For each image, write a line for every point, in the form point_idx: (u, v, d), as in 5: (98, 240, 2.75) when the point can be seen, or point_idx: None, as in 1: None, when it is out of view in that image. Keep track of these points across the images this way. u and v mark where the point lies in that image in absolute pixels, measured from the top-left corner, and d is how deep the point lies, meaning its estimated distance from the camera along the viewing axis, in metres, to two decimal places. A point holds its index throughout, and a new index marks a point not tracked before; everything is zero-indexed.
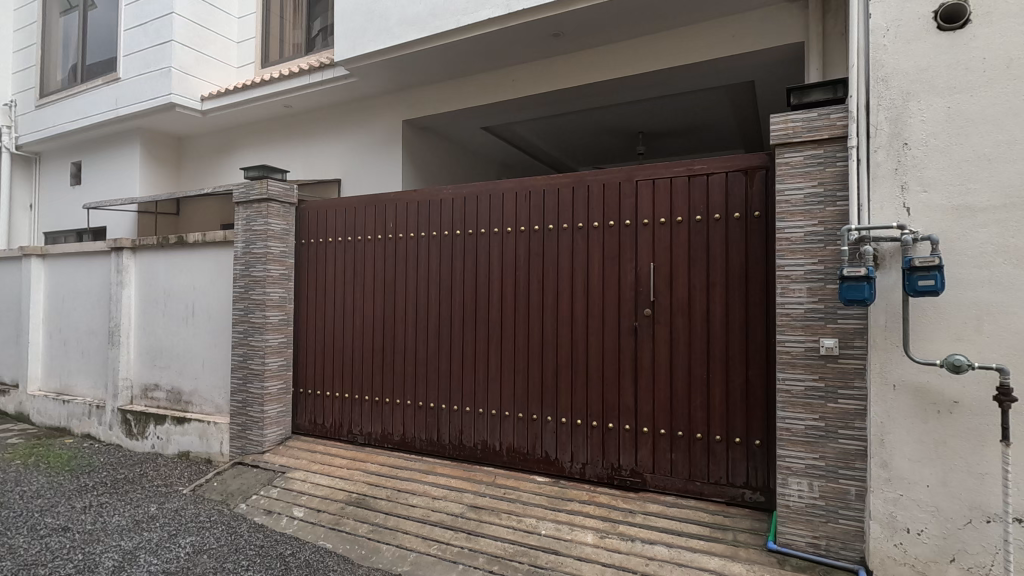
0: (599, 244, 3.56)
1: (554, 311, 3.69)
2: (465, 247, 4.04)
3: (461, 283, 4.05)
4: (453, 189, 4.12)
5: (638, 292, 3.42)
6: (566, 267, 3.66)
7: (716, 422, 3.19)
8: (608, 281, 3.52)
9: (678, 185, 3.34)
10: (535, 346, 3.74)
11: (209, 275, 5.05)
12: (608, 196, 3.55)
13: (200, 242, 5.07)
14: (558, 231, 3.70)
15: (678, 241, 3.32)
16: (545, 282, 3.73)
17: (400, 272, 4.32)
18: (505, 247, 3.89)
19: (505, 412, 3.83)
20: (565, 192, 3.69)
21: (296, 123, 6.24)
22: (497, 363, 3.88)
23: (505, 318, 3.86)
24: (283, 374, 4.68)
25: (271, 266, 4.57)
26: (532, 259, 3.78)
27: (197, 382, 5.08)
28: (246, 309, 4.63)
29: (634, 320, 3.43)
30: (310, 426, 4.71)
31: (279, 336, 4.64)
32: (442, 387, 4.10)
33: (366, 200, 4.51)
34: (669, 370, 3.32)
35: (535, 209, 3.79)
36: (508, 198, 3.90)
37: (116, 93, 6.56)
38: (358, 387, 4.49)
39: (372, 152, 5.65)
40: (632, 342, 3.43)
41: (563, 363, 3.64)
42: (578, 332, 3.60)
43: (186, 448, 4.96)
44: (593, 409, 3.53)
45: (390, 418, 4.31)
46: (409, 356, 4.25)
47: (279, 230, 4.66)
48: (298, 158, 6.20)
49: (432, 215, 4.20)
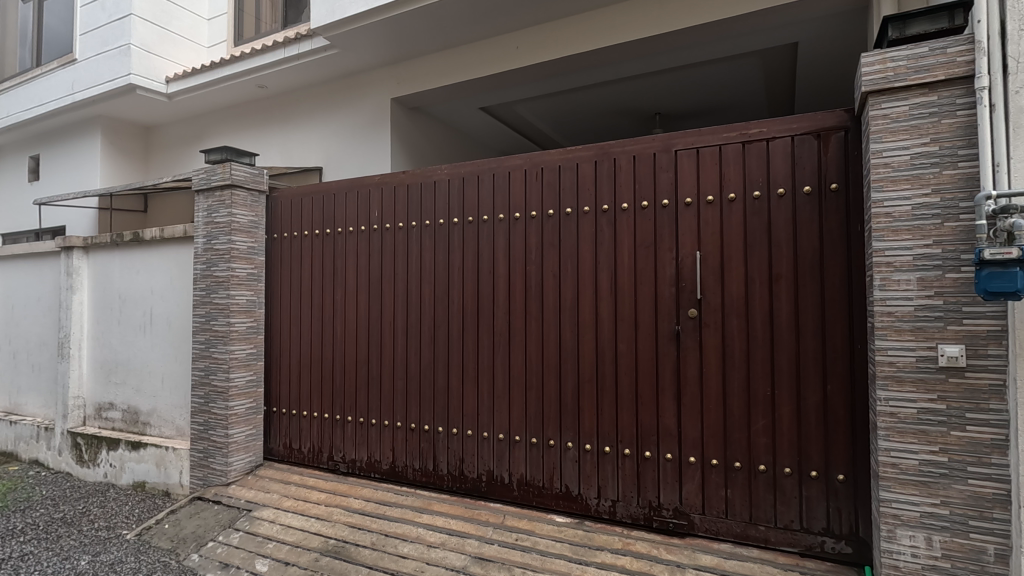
0: (630, 229, 2.89)
1: (575, 312, 3.02)
2: (464, 239, 3.38)
3: (459, 280, 3.38)
4: (449, 168, 3.46)
5: (681, 288, 2.75)
6: (589, 258, 2.99)
7: (785, 451, 2.52)
8: (642, 275, 2.85)
9: (729, 155, 2.68)
10: (551, 356, 3.07)
11: (168, 276, 4.36)
12: (640, 171, 2.88)
13: (158, 239, 4.39)
14: (578, 214, 3.03)
15: (731, 224, 2.66)
16: (562, 278, 3.06)
17: (388, 269, 3.64)
18: (512, 236, 3.22)
19: (515, 436, 3.15)
20: (587, 168, 3.02)
21: (272, 107, 5.57)
22: (505, 378, 3.20)
23: (513, 323, 3.19)
24: (251, 392, 3.98)
25: (236, 264, 3.89)
26: (546, 250, 3.11)
27: (156, 400, 4.40)
28: (207, 316, 3.95)
29: (676, 323, 2.76)
30: (284, 451, 4.02)
31: (247, 347, 3.95)
32: (439, 405, 3.42)
33: (348, 184, 3.84)
34: (722, 386, 2.65)
35: (549, 189, 3.13)
36: (516, 177, 3.23)
37: (72, 76, 5.88)
38: (339, 405, 3.81)
39: (357, 135, 4.98)
40: (674, 351, 2.76)
41: (586, 377, 2.97)
42: (605, 337, 2.93)
43: (141, 478, 4.26)
44: (626, 434, 2.86)
45: (377, 442, 3.63)
46: (398, 368, 3.57)
47: (246, 223, 3.98)
48: (275, 145, 5.53)
49: (425, 201, 3.52)
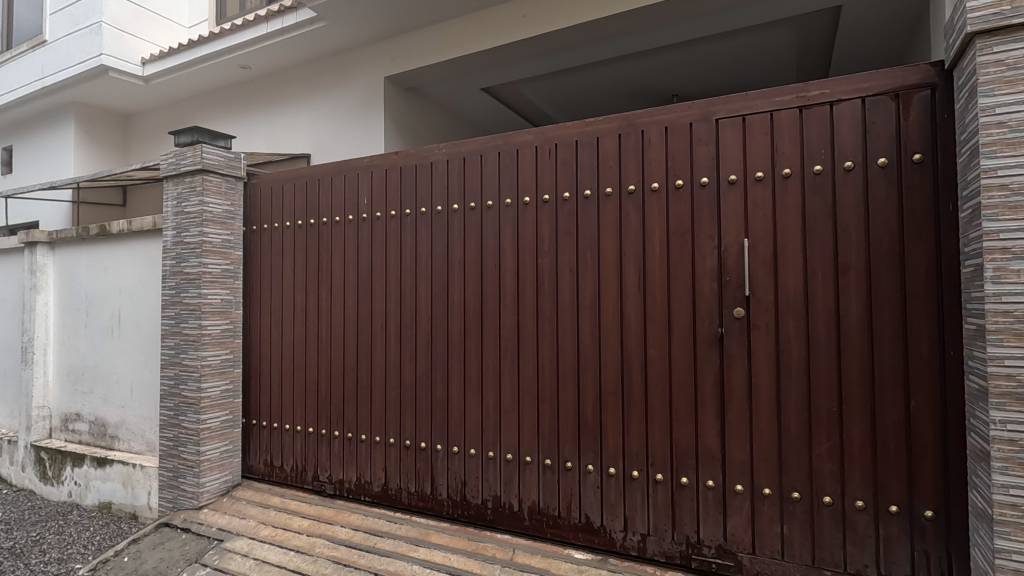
0: (662, 214, 2.44)
1: (597, 312, 2.57)
2: (465, 228, 2.93)
3: (460, 275, 2.93)
4: (448, 146, 3.01)
5: (725, 282, 2.31)
6: (613, 248, 2.54)
7: (856, 481, 2.07)
8: (678, 268, 2.40)
9: (783, 124, 2.23)
10: (567, 363, 2.62)
11: (137, 274, 3.92)
12: (673, 146, 2.44)
13: (126, 232, 3.95)
14: (600, 197, 2.58)
15: (786, 205, 2.21)
16: (581, 272, 2.61)
17: (379, 264, 3.20)
18: (522, 224, 2.77)
19: (526, 457, 2.71)
20: (609, 142, 2.58)
21: (256, 89, 5.12)
22: (513, 388, 2.76)
23: (523, 325, 2.75)
24: (227, 403, 3.54)
25: (209, 258, 3.45)
26: (561, 240, 2.67)
27: (124, 411, 3.96)
28: (177, 318, 3.51)
29: (719, 324, 2.32)
30: (265, 469, 3.57)
31: (221, 353, 3.51)
32: (437, 420, 2.97)
33: (334, 168, 3.39)
34: (776, 401, 2.21)
35: (564, 168, 2.68)
36: (526, 156, 2.78)
37: (41, 59, 5.44)
38: (325, 418, 3.37)
39: (348, 118, 4.55)
40: (717, 358, 2.31)
41: (609, 388, 2.53)
42: (632, 341, 2.48)
43: (107, 498, 3.83)
44: (658, 457, 2.41)
45: (368, 460, 3.20)
46: (391, 376, 3.13)
47: (220, 213, 3.53)
48: (260, 132, 5.09)
49: (421, 185, 3.08)
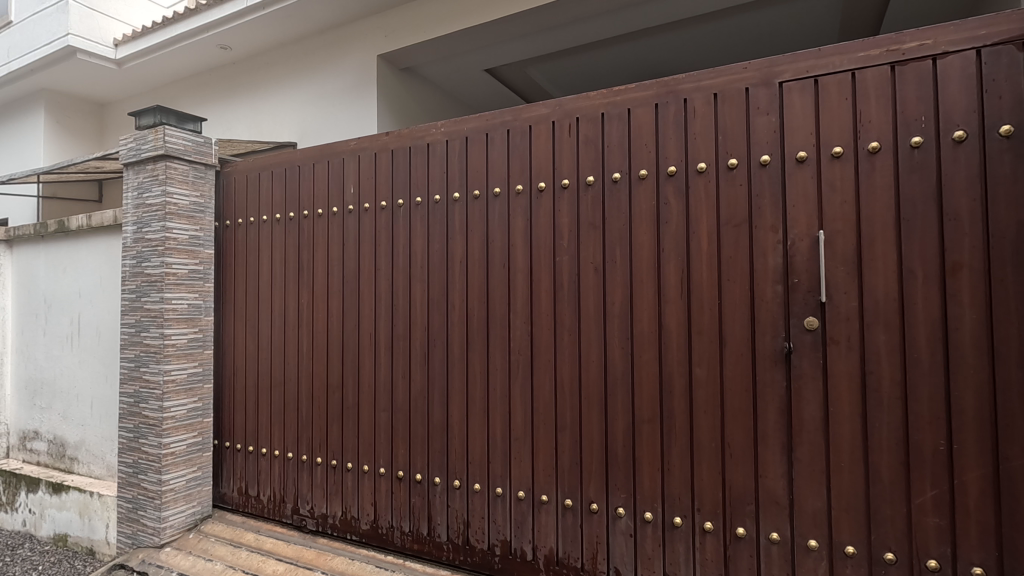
0: (711, 202, 1.98)
1: (629, 322, 2.11)
2: (467, 221, 2.47)
3: (462, 276, 2.47)
4: (448, 124, 2.55)
5: (793, 285, 1.85)
6: (649, 243, 2.08)
7: (972, 541, 1.60)
8: (732, 268, 1.94)
9: (869, 85, 1.77)
10: (592, 384, 2.17)
11: (98, 275, 3.48)
12: (724, 117, 1.97)
13: (85, 228, 3.51)
14: (632, 182, 2.12)
15: (874, 188, 1.75)
16: (608, 273, 2.15)
17: (367, 264, 2.74)
18: (536, 215, 2.31)
19: (541, 496, 2.25)
20: (643, 114, 2.11)
21: (238, 73, 4.67)
22: (526, 413, 2.30)
23: (538, 337, 2.28)
24: (196, 424, 3.08)
25: (173, 257, 2.99)
26: (583, 233, 2.21)
27: (84, 430, 3.52)
28: (137, 326, 3.05)
29: (786, 337, 1.85)
30: (239, 498, 3.12)
31: (189, 367, 3.05)
32: (435, 448, 2.51)
33: (316, 153, 2.94)
34: (862, 435, 1.74)
35: (587, 147, 2.22)
36: (542, 133, 2.32)
37: (7, 41, 5.01)
38: (305, 442, 2.91)
39: (338, 102, 4.10)
40: (783, 379, 1.85)
41: (645, 415, 2.07)
42: (674, 359, 2.02)
43: (63, 529, 3.39)
44: (707, 501, 1.96)
45: (355, 493, 2.74)
46: (381, 395, 2.67)
47: (186, 205, 3.07)
48: (243, 119, 4.64)
49: (416, 171, 2.62)
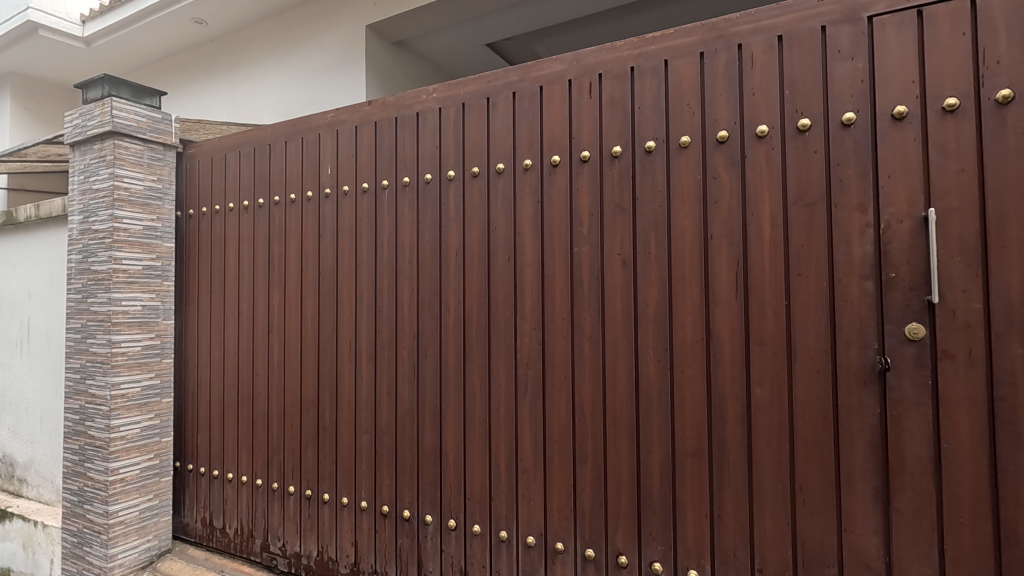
0: (775, 175, 1.54)
1: (667, 328, 1.67)
2: (465, 205, 2.04)
3: (458, 272, 2.04)
4: (441, 89, 2.11)
5: (890, 282, 1.41)
6: (693, 228, 1.64)
7: None
8: (805, 260, 1.50)
9: (996, 15, 1.32)
10: (621, 405, 1.73)
11: (47, 273, 3.06)
12: (793, 65, 1.53)
13: (34, 220, 3.09)
14: (671, 152, 1.69)
15: (1004, 151, 1.31)
16: (640, 267, 1.71)
17: (347, 259, 2.31)
18: (548, 196, 1.87)
19: (556, 543, 1.82)
20: (684, 66, 1.67)
21: (216, 51, 4.25)
22: (537, 440, 1.87)
23: (551, 347, 1.85)
24: (152, 446, 2.65)
25: (123, 252, 2.56)
26: (608, 217, 1.77)
27: (33, 448, 3.10)
28: (83, 331, 2.62)
29: (880, 350, 1.41)
30: (203, 531, 2.69)
31: (143, 379, 2.62)
32: (427, 479, 2.08)
33: (289, 128, 2.51)
34: (988, 483, 1.30)
35: (611, 110, 1.78)
36: (556, 94, 1.88)
37: None
38: (276, 468, 2.48)
39: (323, 79, 3.68)
40: (876, 406, 1.41)
41: (690, 445, 1.63)
42: (726, 376, 1.59)
43: (7, 563, 2.99)
44: (771, 561, 1.52)
45: (332, 529, 2.30)
46: (363, 413, 2.24)
47: (140, 191, 2.64)
48: (221, 102, 4.23)
49: (403, 146, 2.19)
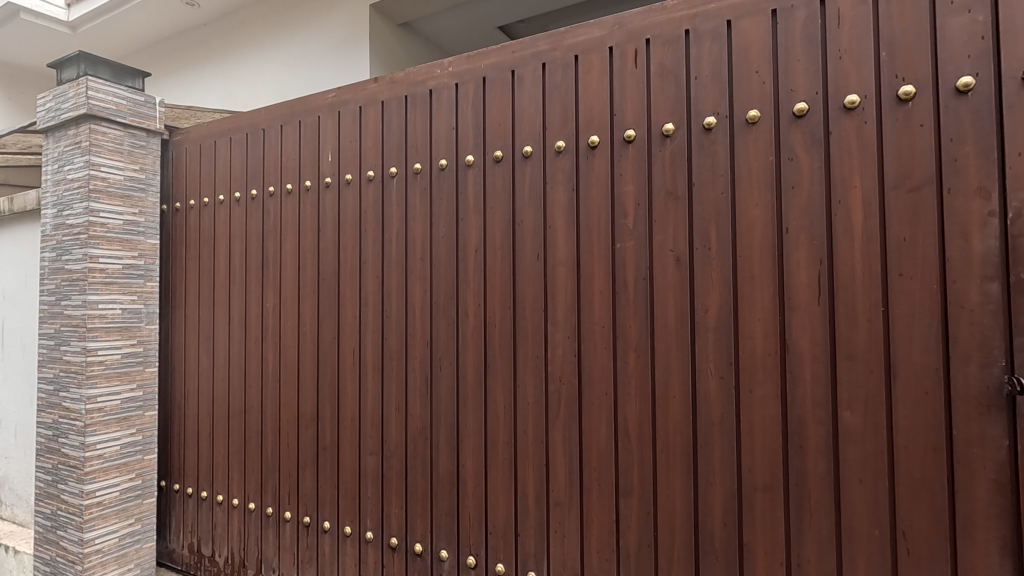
0: (868, 155, 1.28)
1: (731, 339, 1.41)
2: (486, 195, 1.77)
3: (478, 271, 1.78)
4: (458, 63, 1.85)
5: (1021, 284, 1.14)
6: (764, 220, 1.38)
7: None
8: (907, 258, 1.23)
9: None
10: (674, 429, 1.46)
11: (22, 272, 2.80)
12: (891, 20, 1.26)
13: (8, 214, 2.83)
14: (735, 130, 1.42)
15: None
16: (697, 265, 1.45)
17: (350, 257, 2.05)
18: (585, 183, 1.61)
19: None
20: (753, 26, 1.41)
21: (209, 35, 3.98)
22: (572, 467, 1.60)
23: (590, 359, 1.58)
24: (133, 465, 2.38)
25: (100, 249, 2.29)
26: (658, 207, 1.50)
27: (7, 464, 2.83)
28: (56, 337, 2.35)
29: (1008, 368, 1.14)
30: (190, 558, 2.43)
31: (123, 391, 2.35)
32: (442, 509, 1.81)
33: (285, 111, 2.24)
34: None
35: (662, 82, 1.52)
36: (594, 65, 1.62)
37: None
38: (270, 491, 2.22)
39: (324, 64, 3.42)
40: (1003, 437, 1.14)
41: (761, 478, 1.36)
42: (806, 398, 1.32)
43: None
44: None
45: (333, 562, 2.04)
46: (368, 431, 1.98)
47: (119, 182, 2.38)
48: (215, 90, 3.96)
49: (414, 129, 1.93)
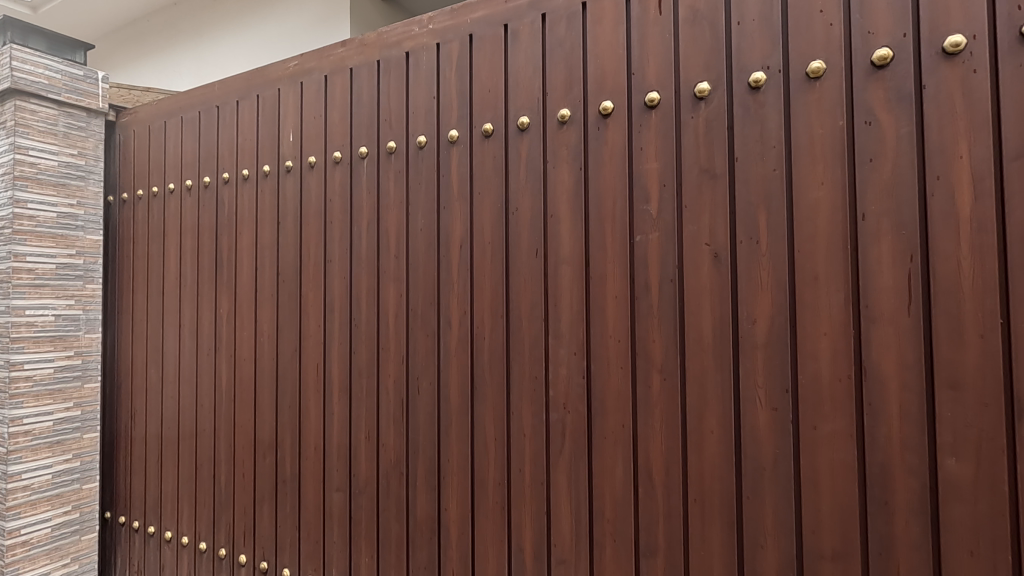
0: (978, 114, 0.95)
1: (787, 360, 1.08)
2: (473, 178, 1.45)
3: (463, 272, 1.45)
4: (439, 19, 1.53)
5: None
6: (833, 203, 1.05)
7: None
8: None
9: None
10: (713, 474, 1.14)
11: None
12: None
13: None
14: (792, 88, 1.10)
15: None
16: (742, 264, 1.13)
17: (313, 254, 1.73)
18: (595, 161, 1.29)
19: None
20: None
21: (179, 15, 3.67)
22: (579, 517, 1.27)
23: (602, 382, 1.26)
24: (69, 496, 2.06)
25: (27, 246, 1.97)
26: (690, 189, 1.18)
27: None
28: None
29: None
30: None
31: (56, 410, 2.03)
32: (420, 562, 1.49)
33: (242, 85, 1.92)
34: None
35: (694, 30, 1.19)
36: (606, 12, 1.29)
37: None
38: (223, 529, 1.89)
39: (301, 44, 3.10)
40: None
41: (829, 542, 1.03)
42: (891, 438, 1.00)
43: None
44: None
45: None
46: (333, 463, 1.65)
47: (53, 168, 2.05)
48: (186, 76, 3.65)
49: (387, 100, 1.60)
